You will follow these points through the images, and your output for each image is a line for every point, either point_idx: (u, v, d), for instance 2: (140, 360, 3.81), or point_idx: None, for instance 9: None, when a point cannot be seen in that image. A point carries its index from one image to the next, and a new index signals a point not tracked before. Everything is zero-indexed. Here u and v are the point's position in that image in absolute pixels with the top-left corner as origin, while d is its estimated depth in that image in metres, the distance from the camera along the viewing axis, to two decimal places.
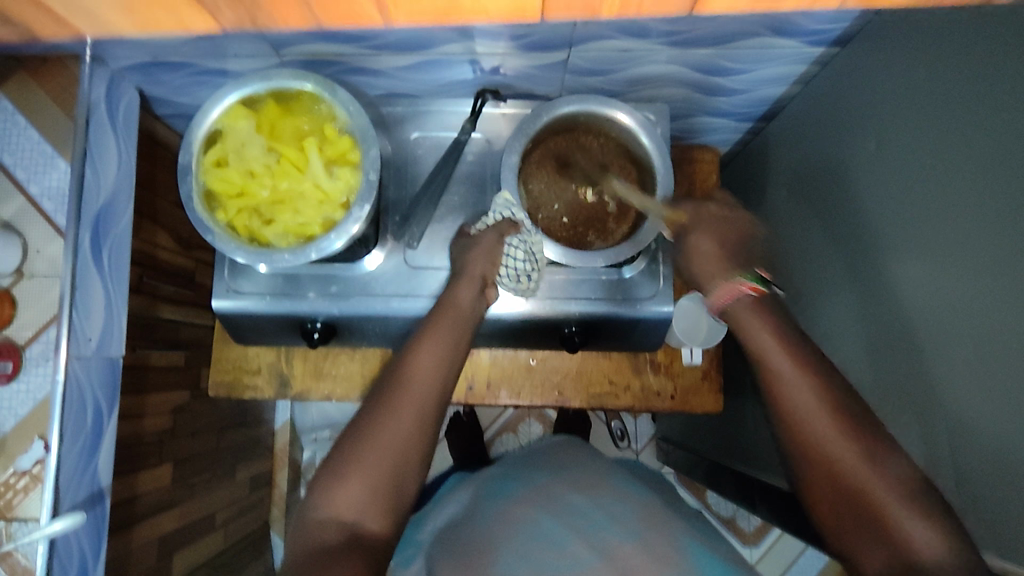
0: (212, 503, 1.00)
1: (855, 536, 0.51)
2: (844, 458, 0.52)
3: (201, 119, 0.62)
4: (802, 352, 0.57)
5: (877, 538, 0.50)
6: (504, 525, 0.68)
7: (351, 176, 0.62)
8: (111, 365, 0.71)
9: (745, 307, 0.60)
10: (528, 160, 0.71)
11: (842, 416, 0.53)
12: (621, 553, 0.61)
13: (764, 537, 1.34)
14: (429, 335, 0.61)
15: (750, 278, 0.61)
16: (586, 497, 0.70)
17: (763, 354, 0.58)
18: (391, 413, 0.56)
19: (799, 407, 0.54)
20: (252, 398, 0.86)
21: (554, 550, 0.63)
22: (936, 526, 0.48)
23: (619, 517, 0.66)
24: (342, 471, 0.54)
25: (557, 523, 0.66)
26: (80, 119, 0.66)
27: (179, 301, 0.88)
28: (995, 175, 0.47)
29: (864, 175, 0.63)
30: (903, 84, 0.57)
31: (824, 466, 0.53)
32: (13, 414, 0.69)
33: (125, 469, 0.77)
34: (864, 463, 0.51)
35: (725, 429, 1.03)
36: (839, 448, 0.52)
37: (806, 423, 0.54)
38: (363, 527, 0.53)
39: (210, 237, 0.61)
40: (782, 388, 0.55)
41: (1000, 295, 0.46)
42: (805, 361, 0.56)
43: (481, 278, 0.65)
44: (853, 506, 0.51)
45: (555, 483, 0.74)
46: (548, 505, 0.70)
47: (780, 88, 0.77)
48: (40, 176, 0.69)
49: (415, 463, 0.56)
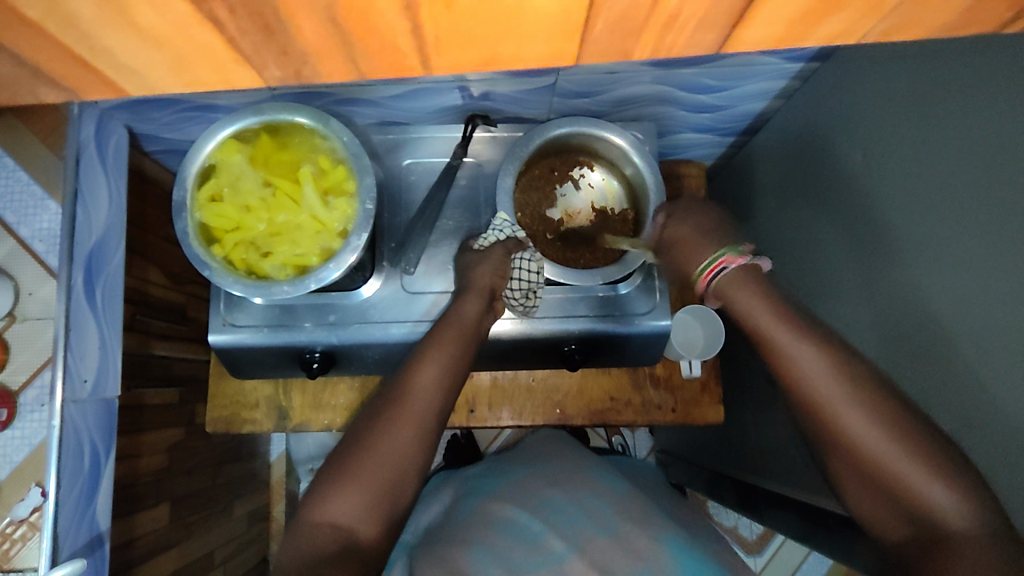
0: (209, 541, 0.97)
1: (875, 504, 0.50)
2: (841, 413, 0.50)
3: (193, 155, 0.61)
4: (801, 320, 0.55)
5: (895, 505, 0.48)
6: (487, 520, 0.71)
7: (348, 206, 0.62)
8: (107, 405, 0.70)
9: (731, 279, 0.58)
10: (543, 253, 0.72)
11: (846, 383, 0.51)
12: (595, 546, 0.66)
13: (768, 545, 1.34)
14: (434, 350, 0.61)
15: (730, 251, 0.60)
16: (562, 491, 0.74)
17: (756, 319, 0.56)
18: (393, 425, 0.57)
19: (805, 368, 0.53)
20: (251, 431, 0.85)
21: (528, 545, 0.67)
22: (945, 480, 0.46)
23: (593, 510, 0.71)
24: (335, 485, 0.54)
25: (532, 519, 0.70)
26: (69, 158, 0.65)
27: (172, 337, 0.87)
28: (979, 182, 0.48)
29: (849, 185, 0.64)
30: (880, 96, 0.59)
31: (836, 439, 0.51)
32: (9, 462, 0.71)
33: (123, 511, 0.75)
34: (872, 424, 0.49)
35: (726, 441, 1.04)
36: (840, 407, 0.51)
37: (814, 385, 0.52)
38: (357, 535, 0.52)
39: (207, 273, 0.60)
40: (779, 350, 0.55)
41: (988, 301, 0.47)
42: (802, 327, 0.55)
43: (489, 290, 0.66)
44: (875, 479, 0.49)
45: (537, 479, 0.77)
46: (528, 503, 0.73)
47: (763, 103, 0.79)
48: (29, 218, 0.72)
49: (414, 478, 0.56)
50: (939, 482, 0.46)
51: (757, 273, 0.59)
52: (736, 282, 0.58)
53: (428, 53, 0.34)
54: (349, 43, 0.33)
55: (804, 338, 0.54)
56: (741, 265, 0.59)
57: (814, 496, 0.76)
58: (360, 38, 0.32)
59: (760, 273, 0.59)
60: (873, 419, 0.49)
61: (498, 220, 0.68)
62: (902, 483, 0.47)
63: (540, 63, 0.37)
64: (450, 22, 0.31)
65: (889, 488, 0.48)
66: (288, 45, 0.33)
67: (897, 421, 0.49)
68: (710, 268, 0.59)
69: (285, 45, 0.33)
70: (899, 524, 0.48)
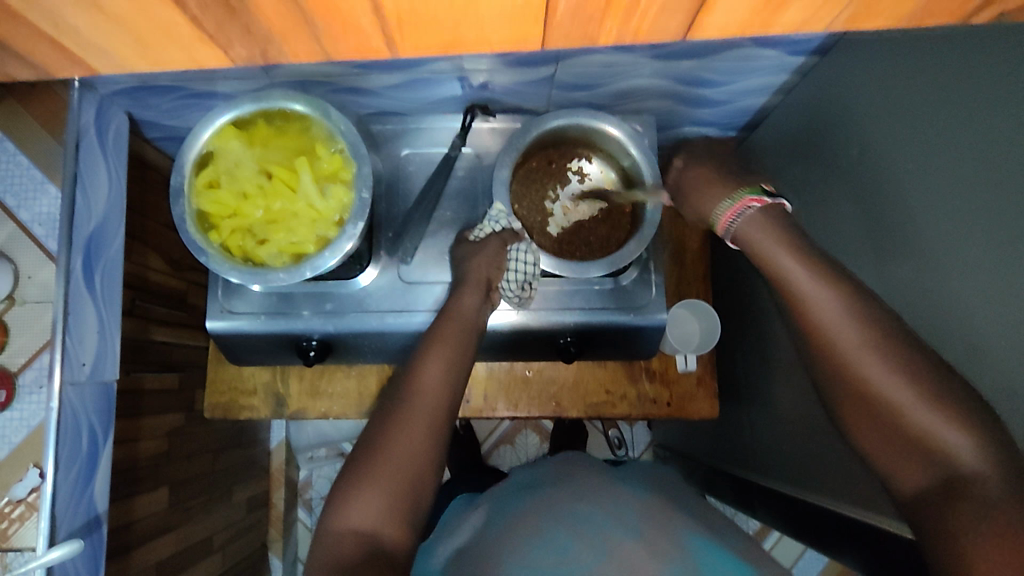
0: (208, 526, 0.98)
1: (892, 453, 0.49)
2: (865, 361, 0.49)
3: (191, 141, 0.61)
4: (823, 264, 0.52)
5: (916, 451, 0.47)
6: (511, 539, 0.68)
7: (345, 194, 0.63)
8: (105, 389, 0.71)
9: (751, 220, 0.55)
10: (537, 244, 0.72)
11: (871, 331, 0.50)
12: (624, 549, 0.62)
13: (764, 541, 1.34)
14: (436, 347, 0.62)
15: (749, 191, 0.57)
16: (588, 503, 0.71)
17: (777, 265, 0.54)
18: (407, 426, 0.57)
19: (824, 316, 0.51)
20: (249, 418, 0.85)
21: (558, 557, 0.63)
22: (968, 428, 0.45)
23: (619, 517, 0.68)
24: (354, 489, 0.54)
25: (558, 531, 0.67)
26: (70, 144, 0.66)
27: (172, 323, 0.88)
28: (977, 175, 0.47)
29: (847, 181, 0.64)
30: (878, 91, 0.59)
31: (853, 388, 0.50)
32: (8, 442, 0.73)
33: (121, 494, 0.76)
34: (894, 373, 0.48)
35: (723, 436, 1.04)
36: (863, 355, 0.49)
37: (829, 329, 0.51)
38: (381, 538, 0.53)
39: (204, 258, 0.60)
40: (799, 296, 0.52)
41: (983, 298, 0.47)
42: (823, 270, 0.52)
43: (485, 281, 0.67)
44: (892, 426, 0.48)
45: (561, 495, 0.74)
46: (555, 515, 0.70)
47: (763, 98, 0.79)
48: (30, 203, 0.73)
49: (427, 477, 0.56)
50: (959, 429, 0.45)
51: (782, 216, 0.55)
52: (758, 223, 0.55)
53: (390, 33, 0.44)
54: (309, 21, 0.42)
55: (828, 285, 0.51)
56: (763, 206, 0.55)
57: (807, 492, 0.77)
58: (322, 15, 0.41)
59: (786, 215, 0.55)
60: (890, 361, 0.48)
61: (495, 210, 0.69)
62: (920, 431, 0.47)
63: (501, 45, 0.47)
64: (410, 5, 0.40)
65: (912, 439, 0.47)
66: (252, 24, 0.42)
67: (918, 369, 0.48)
68: (734, 208, 0.57)
69: (248, 24, 0.42)
70: (913, 471, 0.48)
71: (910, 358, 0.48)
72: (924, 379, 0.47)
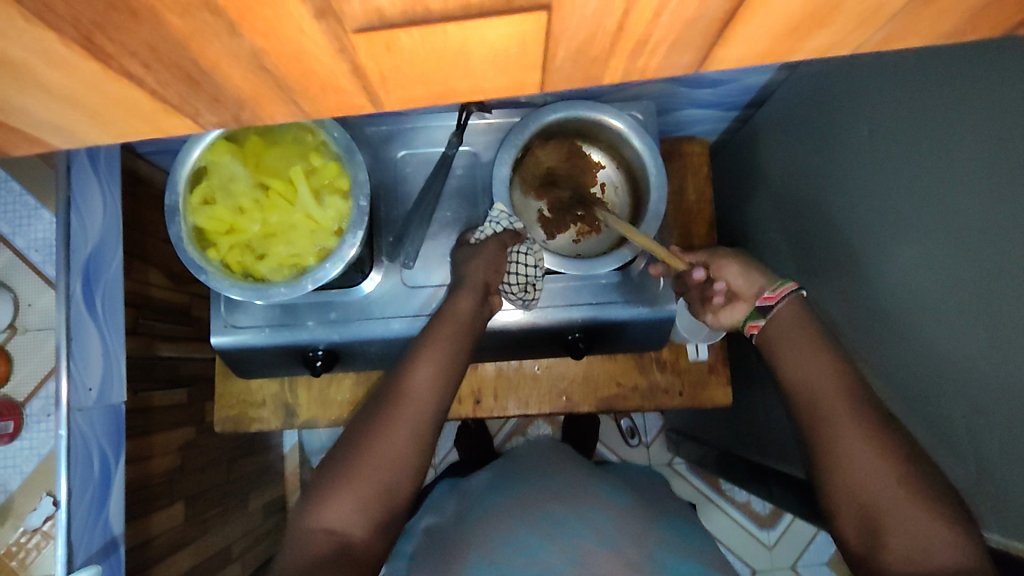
0: (227, 535, 0.99)
1: (861, 536, 0.52)
2: (848, 440, 0.53)
3: (182, 158, 0.59)
4: (819, 345, 0.58)
5: (886, 541, 0.50)
6: (483, 534, 0.69)
7: (343, 204, 0.62)
8: (113, 412, 0.70)
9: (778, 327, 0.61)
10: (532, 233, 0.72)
11: (853, 408, 0.55)
12: (593, 559, 0.62)
13: (781, 520, 1.34)
14: (429, 346, 0.61)
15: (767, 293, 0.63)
16: (564, 504, 0.70)
17: (773, 335, 0.61)
18: (386, 426, 0.56)
19: (806, 382, 0.58)
20: (259, 429, 0.85)
21: (526, 559, 0.63)
22: (945, 532, 0.48)
23: (595, 525, 0.66)
24: (331, 491, 0.54)
25: (528, 532, 0.67)
26: (60, 166, 0.64)
27: (177, 338, 0.88)
28: (996, 149, 0.45)
29: (859, 160, 0.62)
30: (886, 68, 0.56)
31: (835, 467, 0.54)
32: (19, 471, 0.83)
33: (137, 512, 0.76)
34: (876, 462, 0.52)
35: (736, 420, 1.03)
36: (844, 430, 0.54)
37: (814, 393, 0.57)
38: (351, 538, 0.52)
39: (204, 277, 0.59)
40: (781, 360, 0.60)
41: (1004, 279, 0.46)
42: (813, 342, 0.59)
43: (483, 284, 0.66)
44: (863, 511, 0.52)
45: (538, 490, 0.74)
46: (528, 516, 0.69)
47: (767, 75, 0.77)
48: (25, 229, 0.80)
49: (407, 476, 0.56)
50: (935, 529, 0.49)
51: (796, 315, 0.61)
52: (786, 328, 0.60)
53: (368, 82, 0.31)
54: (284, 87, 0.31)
55: (812, 350, 0.58)
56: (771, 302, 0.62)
57: None
58: (298, 78, 0.30)
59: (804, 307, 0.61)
60: (885, 458, 0.52)
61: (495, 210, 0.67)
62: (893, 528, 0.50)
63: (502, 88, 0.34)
64: (394, 62, 0.29)
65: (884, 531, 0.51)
66: (221, 92, 0.31)
67: (899, 457, 0.52)
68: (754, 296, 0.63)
69: None
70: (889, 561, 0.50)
71: (893, 449, 0.52)
72: (914, 482, 0.51)
